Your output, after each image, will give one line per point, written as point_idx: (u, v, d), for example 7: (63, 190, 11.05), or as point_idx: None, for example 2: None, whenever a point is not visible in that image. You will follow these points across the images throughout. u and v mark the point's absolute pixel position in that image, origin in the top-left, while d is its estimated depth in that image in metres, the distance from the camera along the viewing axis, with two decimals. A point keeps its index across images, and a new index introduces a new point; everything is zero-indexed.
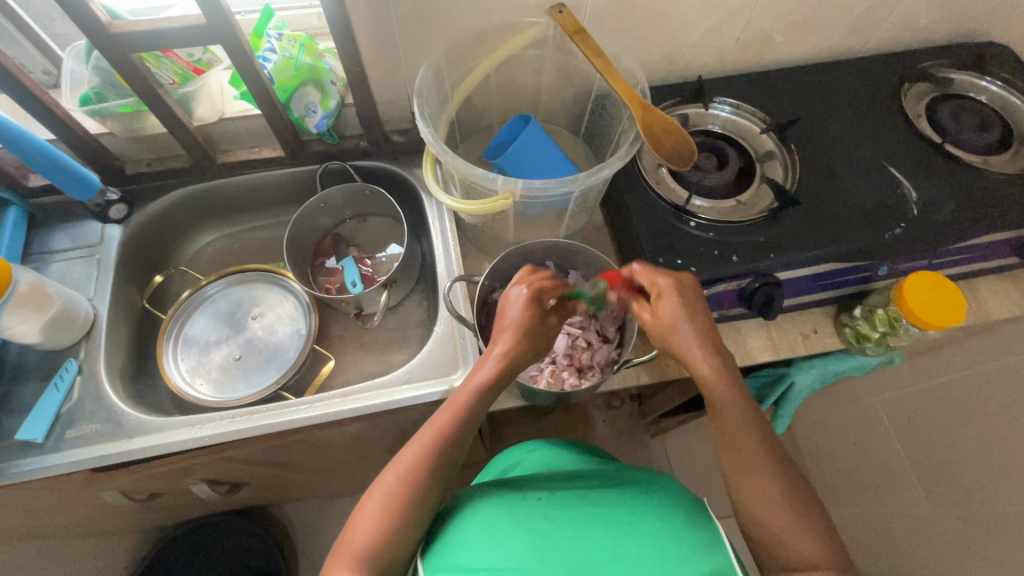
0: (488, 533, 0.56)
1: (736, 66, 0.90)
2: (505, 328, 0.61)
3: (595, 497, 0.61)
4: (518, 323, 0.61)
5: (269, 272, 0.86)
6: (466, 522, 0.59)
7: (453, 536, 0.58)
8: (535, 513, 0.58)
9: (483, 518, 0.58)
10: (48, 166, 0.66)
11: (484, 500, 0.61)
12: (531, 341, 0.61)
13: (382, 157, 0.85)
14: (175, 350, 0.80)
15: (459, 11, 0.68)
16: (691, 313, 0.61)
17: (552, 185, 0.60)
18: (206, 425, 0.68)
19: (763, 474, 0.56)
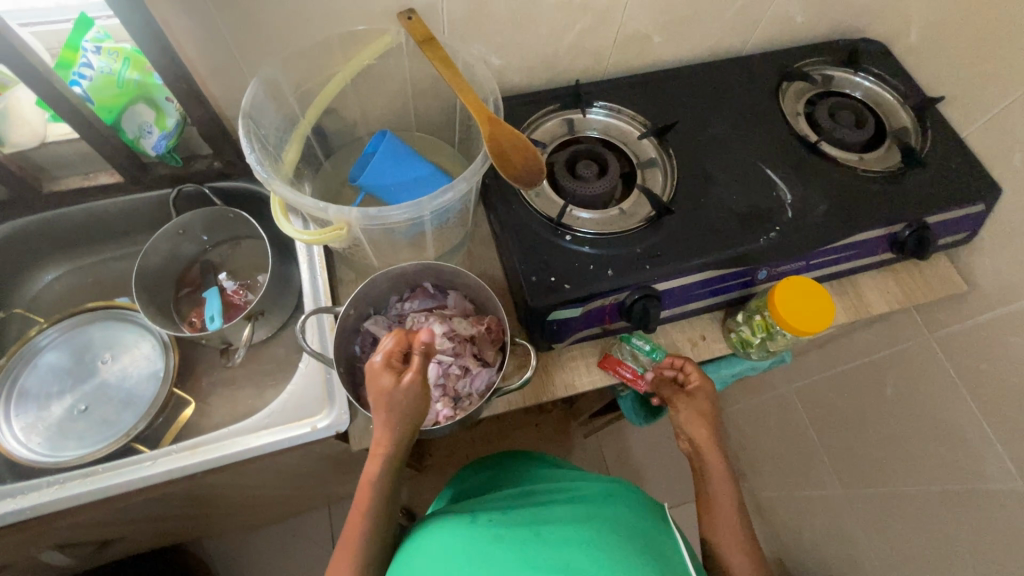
0: (441, 554, 0.56)
1: (618, 69, 0.88)
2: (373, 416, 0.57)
3: (550, 515, 0.61)
4: (377, 402, 0.57)
5: (120, 310, 0.78)
6: (423, 544, 0.59)
7: (408, 562, 0.58)
8: (486, 531, 0.59)
9: (436, 542, 0.58)
10: None
11: (433, 527, 0.61)
12: (400, 416, 0.57)
13: (242, 177, 0.78)
14: (9, 407, 0.71)
15: (296, 19, 0.63)
16: (708, 396, 0.72)
17: (391, 211, 0.55)
18: (29, 496, 0.61)
19: (730, 519, 0.64)
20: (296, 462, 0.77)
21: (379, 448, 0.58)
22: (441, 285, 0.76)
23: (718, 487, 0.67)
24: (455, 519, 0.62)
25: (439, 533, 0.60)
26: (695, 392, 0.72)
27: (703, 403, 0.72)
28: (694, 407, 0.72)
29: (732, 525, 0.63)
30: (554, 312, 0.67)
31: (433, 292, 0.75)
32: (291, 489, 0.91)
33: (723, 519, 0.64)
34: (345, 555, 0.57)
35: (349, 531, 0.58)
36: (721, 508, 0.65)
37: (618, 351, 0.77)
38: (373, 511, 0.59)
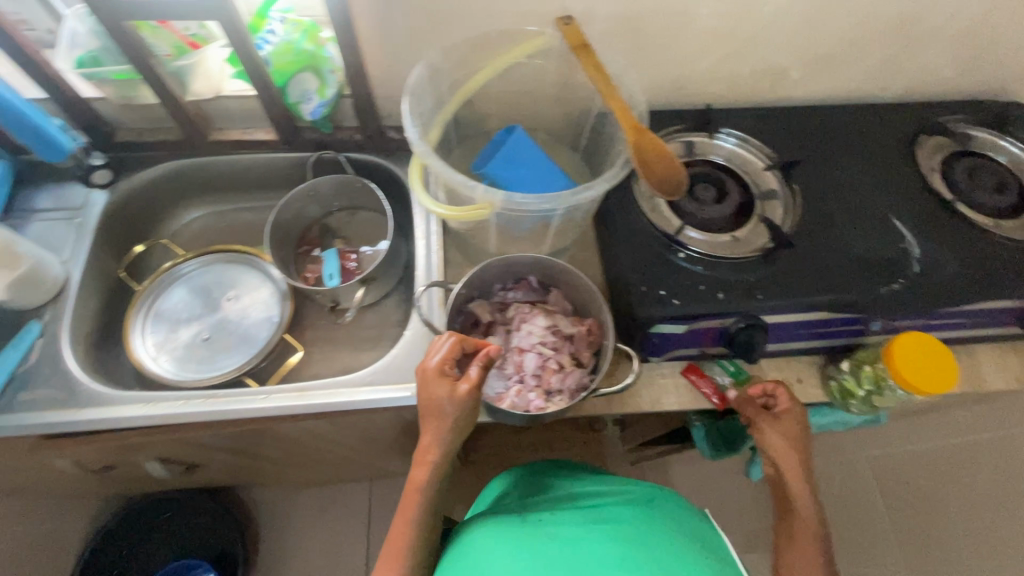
0: (499, 553, 0.58)
1: (748, 99, 0.88)
2: (424, 421, 0.62)
3: (599, 516, 0.63)
4: (431, 407, 0.61)
5: (250, 256, 0.84)
6: (478, 540, 0.62)
7: (462, 558, 0.61)
8: (538, 533, 0.61)
9: (490, 541, 0.60)
10: (15, 122, 0.67)
11: (484, 526, 0.63)
12: (449, 424, 0.61)
13: (376, 151, 0.83)
14: (145, 324, 0.78)
15: (464, 12, 0.67)
16: (798, 429, 0.69)
17: (532, 201, 0.58)
18: (158, 405, 0.66)
19: (813, 562, 0.62)
20: (378, 424, 0.80)
21: (427, 452, 0.62)
22: (545, 282, 0.78)
23: (804, 522, 0.65)
24: (506, 519, 0.64)
25: (491, 531, 0.62)
26: (787, 422, 0.68)
27: (794, 436, 0.68)
28: (783, 435, 0.68)
29: (814, 558, 0.62)
30: (657, 324, 0.68)
31: (536, 287, 0.77)
32: (359, 453, 0.95)
33: (800, 551, 0.63)
34: (395, 545, 0.62)
35: (394, 529, 0.62)
36: (803, 541, 0.64)
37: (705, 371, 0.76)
38: (421, 504, 0.63)
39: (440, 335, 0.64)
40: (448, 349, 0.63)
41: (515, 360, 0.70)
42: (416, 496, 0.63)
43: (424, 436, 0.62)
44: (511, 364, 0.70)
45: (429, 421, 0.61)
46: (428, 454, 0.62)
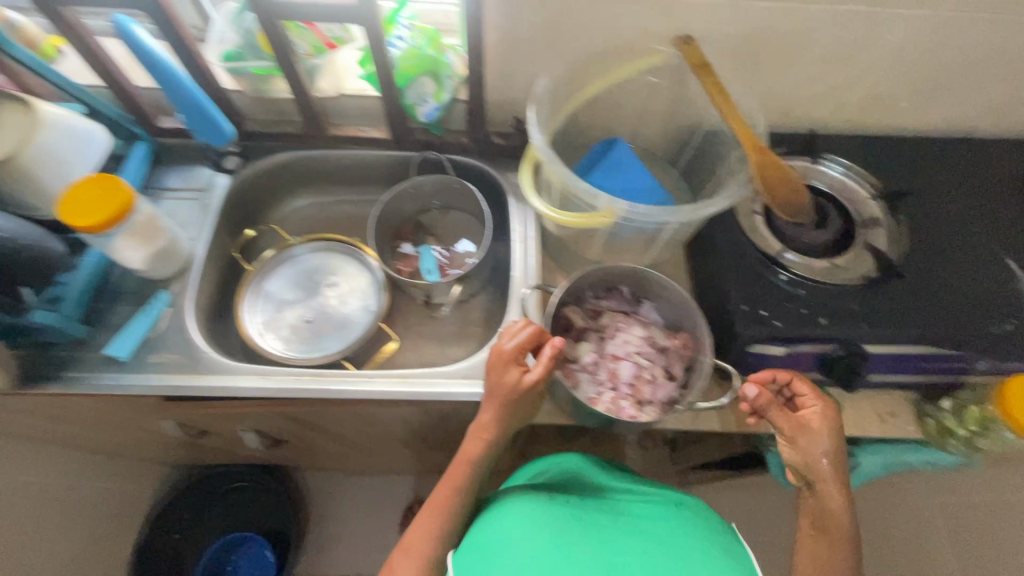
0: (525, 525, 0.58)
1: (852, 126, 0.87)
2: (489, 402, 0.65)
3: (625, 512, 0.63)
4: (501, 390, 0.64)
5: (351, 245, 0.88)
6: (501, 512, 0.61)
7: (485, 527, 0.60)
8: (566, 513, 0.60)
9: (511, 523, 0.58)
10: (189, 105, 0.71)
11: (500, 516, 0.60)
12: (512, 408, 0.65)
13: (478, 155, 0.87)
14: (253, 302, 0.83)
15: (587, 27, 0.70)
16: (834, 432, 0.65)
17: (655, 213, 0.59)
18: (272, 378, 0.71)
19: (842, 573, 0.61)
20: (459, 416, 0.83)
21: (485, 430, 0.66)
22: (637, 293, 0.79)
23: (840, 524, 0.63)
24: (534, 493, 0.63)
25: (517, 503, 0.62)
26: (820, 424, 0.65)
27: (825, 436, 0.65)
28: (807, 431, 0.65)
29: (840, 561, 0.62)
30: (755, 344, 0.68)
31: (628, 297, 0.78)
32: (430, 444, 0.98)
33: (828, 554, 0.62)
34: (435, 509, 0.64)
35: (437, 496, 0.65)
36: (834, 543, 0.62)
37: None
38: (468, 479, 0.66)
39: (513, 322, 0.67)
40: (520, 337, 0.66)
41: (610, 367, 0.71)
42: (465, 468, 0.66)
43: (484, 416, 0.66)
44: (604, 371, 0.71)
45: (494, 402, 0.65)
46: (485, 431, 0.65)
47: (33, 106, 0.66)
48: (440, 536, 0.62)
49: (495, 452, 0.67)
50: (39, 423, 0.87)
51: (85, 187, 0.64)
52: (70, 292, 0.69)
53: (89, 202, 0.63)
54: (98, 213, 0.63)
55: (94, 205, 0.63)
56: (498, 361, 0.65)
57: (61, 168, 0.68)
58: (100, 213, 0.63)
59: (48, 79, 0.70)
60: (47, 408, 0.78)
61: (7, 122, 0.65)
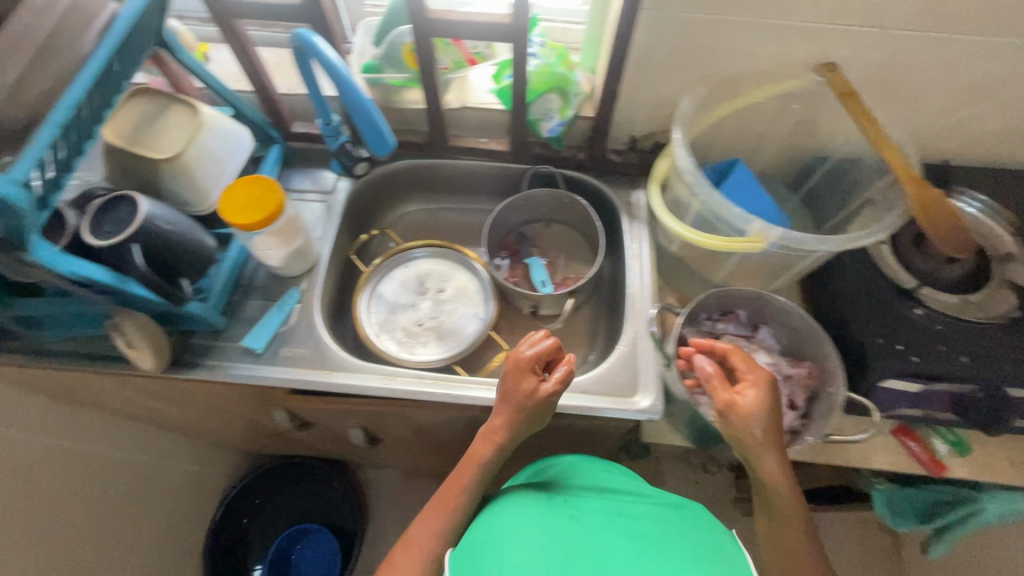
0: (520, 527, 0.58)
1: (985, 158, 0.84)
2: (501, 411, 0.65)
3: (620, 509, 0.62)
4: (514, 397, 0.64)
5: (460, 253, 0.90)
6: (501, 514, 0.61)
7: (481, 528, 0.61)
8: (563, 514, 0.60)
9: (499, 522, 0.60)
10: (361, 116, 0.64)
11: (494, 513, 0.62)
12: (522, 416, 0.64)
13: (592, 171, 0.88)
14: (368, 303, 0.86)
15: (728, 50, 0.70)
16: (777, 418, 0.59)
17: (813, 243, 0.58)
18: (398, 380, 0.73)
19: None
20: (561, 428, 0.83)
21: (495, 435, 0.65)
22: (752, 318, 0.78)
23: (779, 510, 0.60)
24: (530, 497, 0.63)
25: (516, 506, 0.62)
26: (760, 409, 0.59)
27: (755, 421, 0.58)
28: (763, 413, 0.59)
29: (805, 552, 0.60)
30: (890, 379, 0.66)
31: (745, 322, 0.78)
32: (518, 453, 0.99)
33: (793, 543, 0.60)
34: (437, 512, 0.64)
35: (443, 494, 0.65)
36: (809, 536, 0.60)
37: (921, 434, 0.73)
38: (470, 484, 0.65)
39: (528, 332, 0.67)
40: (538, 347, 0.66)
41: None
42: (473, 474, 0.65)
43: (495, 422, 0.65)
44: None
45: (505, 408, 0.64)
46: (496, 436, 0.64)
47: (198, 109, 0.70)
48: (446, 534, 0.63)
49: (502, 462, 0.66)
50: (159, 404, 0.92)
51: (243, 189, 0.68)
52: (215, 285, 0.73)
53: (245, 203, 0.67)
54: (253, 213, 0.67)
55: (250, 206, 0.67)
56: (514, 368, 0.65)
57: (214, 167, 0.73)
58: (255, 214, 0.66)
59: (207, 84, 0.73)
60: (175, 391, 0.82)
61: (174, 122, 0.70)
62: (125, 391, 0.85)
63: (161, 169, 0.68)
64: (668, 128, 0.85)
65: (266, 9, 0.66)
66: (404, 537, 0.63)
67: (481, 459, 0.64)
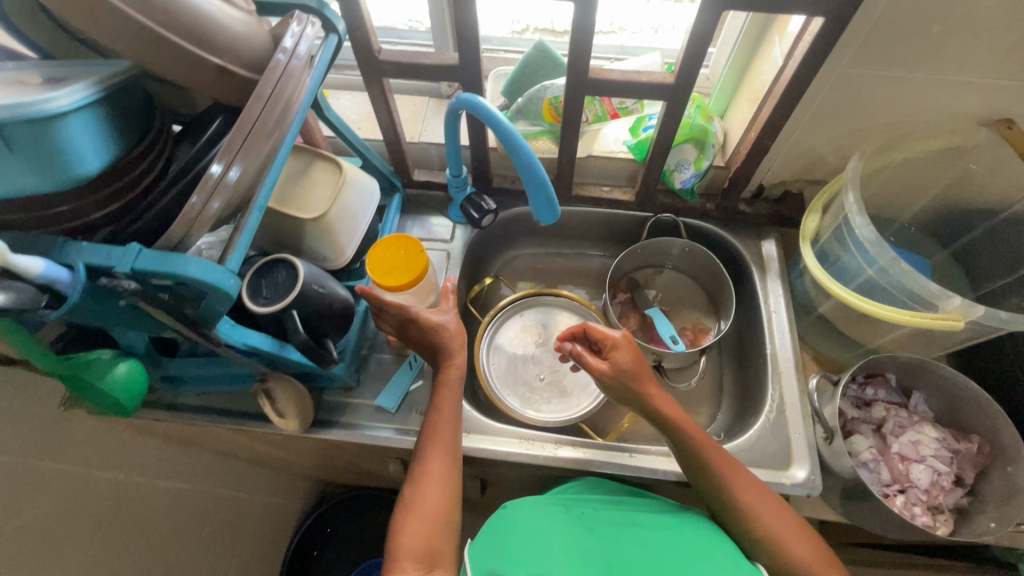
0: (539, 537, 0.56)
1: None
2: (450, 346, 0.64)
3: (633, 517, 0.61)
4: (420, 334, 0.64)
5: (575, 302, 0.87)
6: (516, 524, 0.59)
7: (491, 542, 0.57)
8: (583, 529, 0.58)
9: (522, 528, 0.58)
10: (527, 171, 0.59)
11: (510, 522, 0.60)
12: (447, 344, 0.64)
13: (717, 221, 0.85)
14: (488, 355, 0.84)
15: (893, 105, 0.67)
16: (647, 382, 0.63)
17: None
18: (535, 444, 0.70)
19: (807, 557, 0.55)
20: (688, 492, 0.79)
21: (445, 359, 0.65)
22: (902, 381, 0.73)
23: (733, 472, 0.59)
24: (547, 510, 0.62)
25: (530, 515, 0.60)
26: (636, 367, 0.63)
27: (635, 382, 0.62)
28: (626, 361, 0.63)
29: (803, 535, 0.55)
30: None
31: (896, 387, 0.72)
32: None
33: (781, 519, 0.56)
34: (434, 446, 0.61)
35: (434, 437, 0.62)
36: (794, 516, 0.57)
37: None
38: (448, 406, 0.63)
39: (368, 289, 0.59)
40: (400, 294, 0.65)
41: (897, 469, 0.67)
42: (447, 410, 0.63)
43: (435, 359, 0.66)
44: (889, 472, 0.67)
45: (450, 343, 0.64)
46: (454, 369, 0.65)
47: (342, 166, 0.70)
48: (446, 474, 0.59)
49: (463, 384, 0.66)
50: (272, 449, 0.92)
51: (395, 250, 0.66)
52: (351, 342, 0.72)
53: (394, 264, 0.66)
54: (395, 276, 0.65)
55: (395, 269, 0.65)
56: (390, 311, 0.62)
57: (351, 223, 0.72)
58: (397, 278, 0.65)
59: (347, 138, 0.73)
60: (296, 442, 0.81)
61: (318, 179, 0.70)
62: (245, 439, 0.84)
63: (307, 226, 0.67)
64: (803, 178, 0.81)
65: (417, 68, 0.65)
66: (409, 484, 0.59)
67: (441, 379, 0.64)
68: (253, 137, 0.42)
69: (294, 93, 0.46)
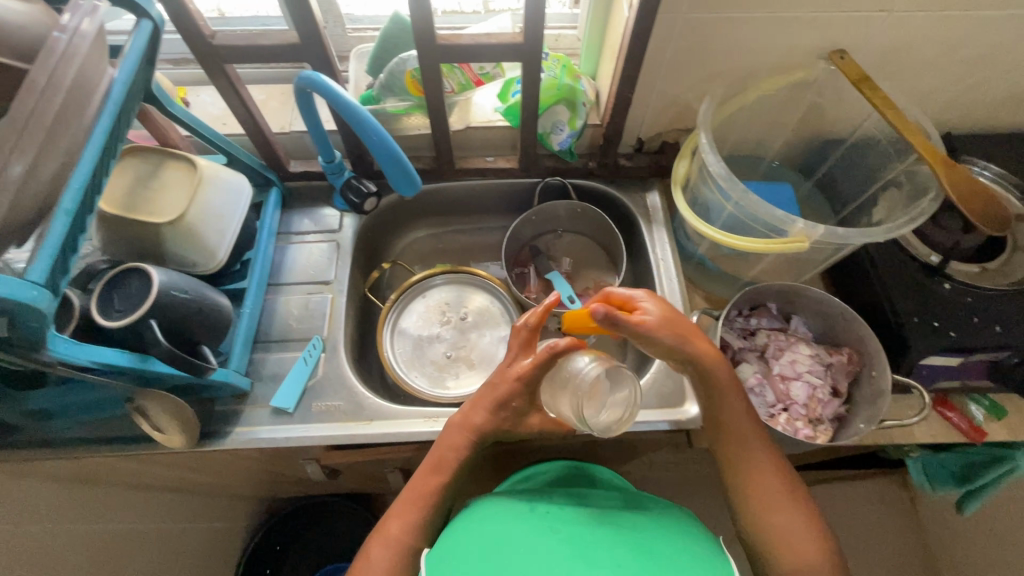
0: (500, 536, 0.54)
1: (985, 125, 0.85)
2: (479, 410, 0.64)
3: (605, 510, 0.60)
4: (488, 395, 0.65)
5: (477, 276, 0.87)
6: (480, 522, 0.57)
7: (453, 541, 0.56)
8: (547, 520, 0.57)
9: (488, 525, 0.56)
10: (378, 146, 0.58)
11: (479, 515, 0.58)
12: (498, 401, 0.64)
13: (602, 178, 0.86)
14: (393, 341, 0.82)
15: (738, 47, 0.69)
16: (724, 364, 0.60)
17: (857, 234, 0.57)
18: (440, 421, 0.69)
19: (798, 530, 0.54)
20: (604, 445, 0.82)
21: (472, 428, 0.64)
22: (782, 308, 0.78)
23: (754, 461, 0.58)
24: (515, 503, 0.60)
25: (494, 512, 0.58)
26: (670, 317, 0.57)
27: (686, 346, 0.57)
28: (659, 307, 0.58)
29: (801, 529, 0.54)
30: (930, 356, 0.67)
31: (776, 314, 0.77)
32: None
33: (786, 516, 0.55)
34: (412, 502, 0.61)
35: (418, 484, 0.62)
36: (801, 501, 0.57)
37: (966, 405, 0.74)
38: (444, 478, 0.62)
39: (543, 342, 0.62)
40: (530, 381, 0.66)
41: (779, 389, 0.71)
42: (434, 483, 0.61)
43: (460, 422, 0.64)
44: (774, 393, 0.71)
45: (498, 418, 0.64)
46: (474, 427, 0.63)
47: (196, 163, 0.66)
48: (404, 532, 0.59)
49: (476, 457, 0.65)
50: (184, 472, 0.87)
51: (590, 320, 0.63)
52: (236, 347, 0.69)
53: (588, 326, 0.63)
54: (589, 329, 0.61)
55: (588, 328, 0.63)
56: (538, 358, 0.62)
57: (218, 224, 0.68)
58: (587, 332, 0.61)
59: (201, 134, 0.69)
60: (200, 460, 0.78)
61: (171, 180, 0.65)
62: (147, 467, 0.80)
63: (164, 232, 0.63)
64: (676, 128, 0.83)
65: (257, 52, 0.62)
66: (372, 545, 0.59)
67: (468, 440, 0.63)
68: (31, 132, 0.39)
69: (80, 81, 0.43)
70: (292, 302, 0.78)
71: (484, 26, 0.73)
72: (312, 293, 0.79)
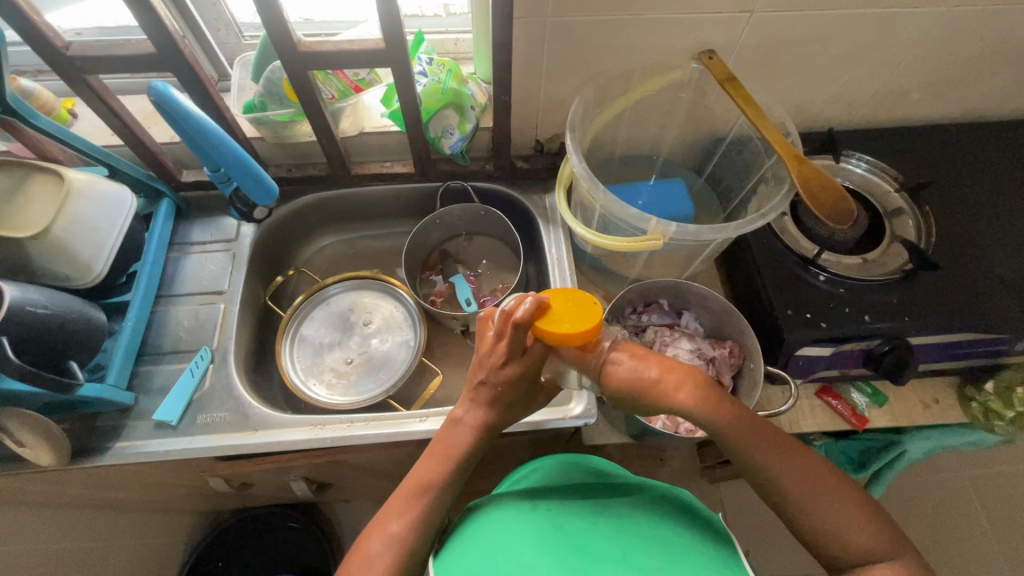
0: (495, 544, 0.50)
1: (866, 120, 0.88)
2: (481, 400, 0.57)
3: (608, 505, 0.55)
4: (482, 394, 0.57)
5: (380, 281, 0.88)
6: (480, 527, 0.53)
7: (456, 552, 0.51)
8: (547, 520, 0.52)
9: (488, 531, 0.51)
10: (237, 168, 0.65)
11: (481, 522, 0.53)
12: (508, 404, 0.58)
13: (502, 181, 0.87)
14: (293, 349, 0.82)
15: (612, 50, 0.71)
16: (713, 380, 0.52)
17: (707, 231, 0.60)
18: (323, 429, 0.69)
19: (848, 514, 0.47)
20: (508, 445, 0.83)
21: (475, 425, 0.57)
22: (674, 304, 0.79)
23: (790, 480, 0.48)
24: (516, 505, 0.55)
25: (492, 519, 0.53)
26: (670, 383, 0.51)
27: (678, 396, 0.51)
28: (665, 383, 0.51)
29: (846, 510, 0.47)
30: (805, 347, 0.69)
31: (668, 310, 0.78)
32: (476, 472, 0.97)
33: (831, 501, 0.47)
34: (412, 497, 0.53)
35: (420, 474, 0.55)
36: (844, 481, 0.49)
37: (848, 394, 0.77)
38: (449, 470, 0.55)
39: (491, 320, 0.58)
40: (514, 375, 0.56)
41: None
42: (440, 476, 0.54)
43: (459, 414, 0.58)
44: None
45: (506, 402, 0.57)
46: (478, 424, 0.57)
47: (65, 176, 0.65)
48: (406, 531, 0.51)
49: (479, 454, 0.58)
50: (82, 488, 0.85)
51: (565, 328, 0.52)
52: (115, 361, 0.68)
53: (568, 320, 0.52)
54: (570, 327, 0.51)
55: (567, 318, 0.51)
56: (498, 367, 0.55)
57: (93, 237, 0.66)
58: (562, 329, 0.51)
59: (73, 147, 0.68)
60: (92, 476, 0.76)
61: (38, 194, 0.65)
62: (39, 485, 0.78)
63: (28, 247, 0.62)
64: None
65: (117, 63, 0.62)
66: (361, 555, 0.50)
67: (473, 441, 0.57)
68: None
69: None
70: (183, 314, 0.77)
71: (354, 31, 0.73)
72: (203, 304, 0.78)
